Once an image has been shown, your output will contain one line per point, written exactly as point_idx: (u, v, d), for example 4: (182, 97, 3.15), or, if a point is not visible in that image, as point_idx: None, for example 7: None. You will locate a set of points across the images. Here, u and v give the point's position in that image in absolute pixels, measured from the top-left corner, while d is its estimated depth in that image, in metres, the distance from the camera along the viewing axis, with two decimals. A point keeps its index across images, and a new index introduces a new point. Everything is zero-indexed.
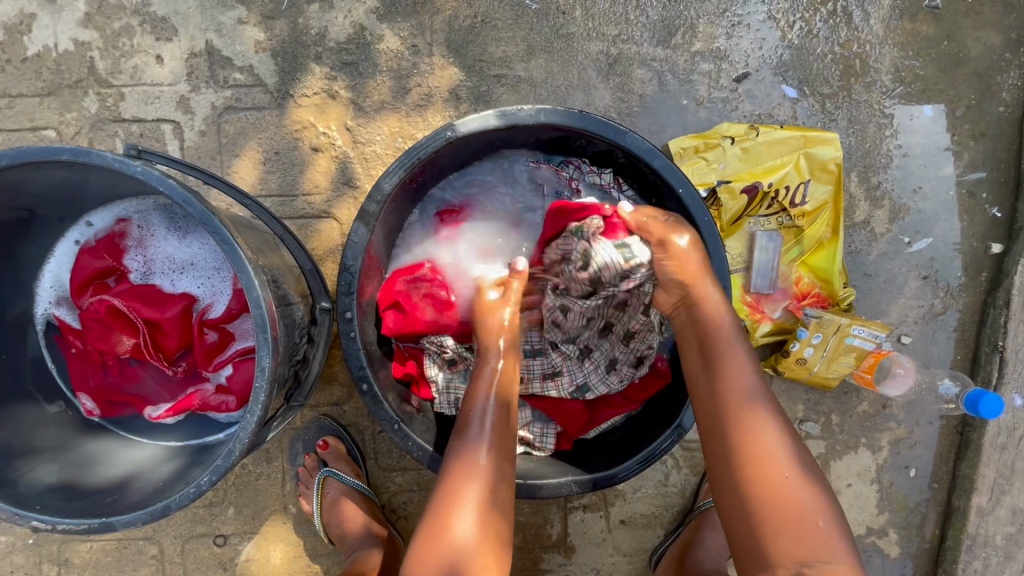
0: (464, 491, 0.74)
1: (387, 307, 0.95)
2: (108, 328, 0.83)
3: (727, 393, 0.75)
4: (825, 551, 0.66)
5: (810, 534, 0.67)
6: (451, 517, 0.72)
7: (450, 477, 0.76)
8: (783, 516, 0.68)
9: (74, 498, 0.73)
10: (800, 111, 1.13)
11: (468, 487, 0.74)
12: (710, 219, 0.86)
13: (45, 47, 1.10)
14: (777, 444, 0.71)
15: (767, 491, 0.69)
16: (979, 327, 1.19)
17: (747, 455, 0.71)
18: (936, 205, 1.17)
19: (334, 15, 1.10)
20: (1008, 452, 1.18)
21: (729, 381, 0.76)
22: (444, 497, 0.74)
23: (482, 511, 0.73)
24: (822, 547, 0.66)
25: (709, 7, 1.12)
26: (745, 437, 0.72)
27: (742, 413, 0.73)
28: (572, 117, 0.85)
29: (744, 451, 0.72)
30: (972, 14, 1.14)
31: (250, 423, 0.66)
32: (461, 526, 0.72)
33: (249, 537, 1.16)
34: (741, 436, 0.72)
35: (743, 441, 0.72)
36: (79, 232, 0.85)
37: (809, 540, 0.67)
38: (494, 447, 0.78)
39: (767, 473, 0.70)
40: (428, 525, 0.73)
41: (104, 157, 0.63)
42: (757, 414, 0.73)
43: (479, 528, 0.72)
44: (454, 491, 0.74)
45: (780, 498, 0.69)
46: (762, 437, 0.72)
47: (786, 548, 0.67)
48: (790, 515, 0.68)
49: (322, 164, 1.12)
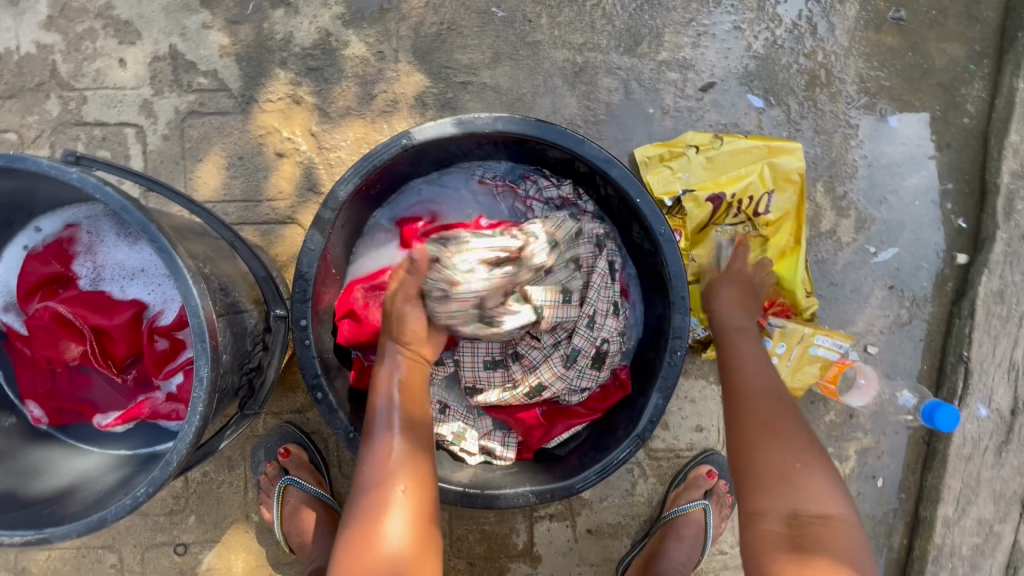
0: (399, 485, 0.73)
1: (342, 316, 0.95)
2: (54, 336, 0.82)
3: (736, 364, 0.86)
4: (814, 498, 0.71)
5: (804, 481, 0.72)
6: (382, 521, 0.70)
7: (372, 487, 0.73)
8: (777, 476, 0.73)
9: (12, 508, 0.71)
10: (766, 121, 1.14)
11: (395, 488, 0.73)
12: (668, 229, 0.87)
13: (7, 49, 1.09)
14: (781, 414, 0.78)
15: (766, 439, 0.76)
16: (945, 337, 1.19)
17: (750, 410, 0.80)
18: (902, 215, 1.18)
19: (299, 20, 1.10)
20: (973, 462, 1.18)
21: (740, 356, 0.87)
22: (375, 493, 0.73)
23: (412, 503, 0.73)
24: (814, 496, 0.71)
25: (675, 16, 1.12)
26: (750, 397, 0.81)
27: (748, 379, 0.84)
28: (530, 125, 0.85)
29: (746, 408, 0.80)
30: (937, 26, 1.15)
31: (188, 434, 0.65)
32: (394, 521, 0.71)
33: (211, 545, 1.15)
34: (746, 396, 0.81)
35: (748, 401, 0.81)
36: (27, 237, 0.84)
37: (804, 487, 0.72)
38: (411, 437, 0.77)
39: (765, 423, 0.78)
40: (358, 538, 0.70)
41: (40, 163, 0.62)
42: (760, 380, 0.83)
43: (412, 532, 0.71)
44: (382, 491, 0.73)
45: (778, 450, 0.75)
46: (765, 398, 0.81)
47: (782, 491, 0.72)
48: (783, 475, 0.73)
49: (286, 170, 1.11)
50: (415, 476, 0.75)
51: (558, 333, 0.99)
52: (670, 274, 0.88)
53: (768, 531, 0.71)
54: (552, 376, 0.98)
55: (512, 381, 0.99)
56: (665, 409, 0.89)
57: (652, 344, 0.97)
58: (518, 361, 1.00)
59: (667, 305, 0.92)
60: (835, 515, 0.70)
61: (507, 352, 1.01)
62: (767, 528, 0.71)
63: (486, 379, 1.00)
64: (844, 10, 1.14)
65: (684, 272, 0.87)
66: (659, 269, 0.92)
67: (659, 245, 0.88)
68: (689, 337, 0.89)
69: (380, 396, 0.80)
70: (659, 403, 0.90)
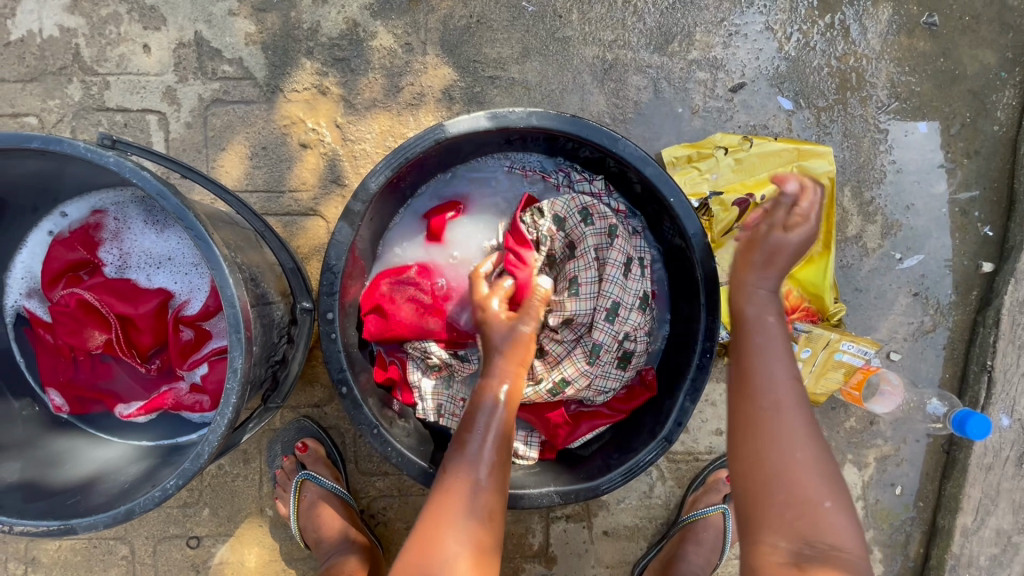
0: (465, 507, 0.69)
1: (368, 311, 0.94)
2: (79, 323, 0.81)
3: (756, 373, 0.68)
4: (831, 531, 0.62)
5: (820, 518, 0.63)
6: (440, 539, 0.67)
7: (440, 497, 0.71)
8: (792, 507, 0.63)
9: (36, 497, 0.70)
10: (795, 124, 1.13)
11: (460, 510, 0.69)
12: (701, 228, 0.85)
13: (29, 32, 1.07)
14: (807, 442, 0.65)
15: (779, 467, 0.64)
16: (968, 346, 1.18)
17: (769, 432, 0.65)
18: (928, 222, 1.17)
19: (327, 10, 1.08)
20: (993, 472, 1.17)
21: (760, 362, 0.69)
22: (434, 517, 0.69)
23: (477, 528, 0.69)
24: (830, 532, 0.62)
25: (707, 16, 1.11)
26: (770, 419, 0.66)
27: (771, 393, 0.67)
28: (565, 121, 0.84)
29: (766, 433, 0.66)
30: (969, 33, 1.14)
31: (220, 426, 0.64)
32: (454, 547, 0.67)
33: (224, 539, 1.13)
34: (765, 418, 0.66)
35: (769, 422, 0.66)
36: (53, 222, 0.83)
37: (818, 523, 0.63)
38: (498, 461, 0.73)
39: (783, 448, 0.65)
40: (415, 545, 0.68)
41: (75, 147, 0.61)
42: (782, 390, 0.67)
43: (472, 551, 0.68)
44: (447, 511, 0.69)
45: (794, 481, 0.64)
46: (788, 421, 0.66)
47: (793, 526, 0.63)
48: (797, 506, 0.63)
49: (310, 161, 1.10)
50: (486, 499, 0.70)
51: (577, 328, 0.97)
52: (700, 275, 0.87)
53: (773, 565, 0.63)
54: (575, 371, 0.95)
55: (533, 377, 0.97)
56: (692, 411, 0.89)
57: (680, 344, 0.97)
58: (542, 358, 0.98)
59: (695, 306, 0.91)
60: (851, 554, 0.62)
61: None
62: (771, 561, 0.63)
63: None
64: (877, 14, 1.13)
65: (716, 274, 0.86)
66: (689, 269, 0.91)
67: (691, 244, 0.87)
68: (717, 339, 0.87)
69: (483, 410, 0.74)
70: (686, 404, 0.89)
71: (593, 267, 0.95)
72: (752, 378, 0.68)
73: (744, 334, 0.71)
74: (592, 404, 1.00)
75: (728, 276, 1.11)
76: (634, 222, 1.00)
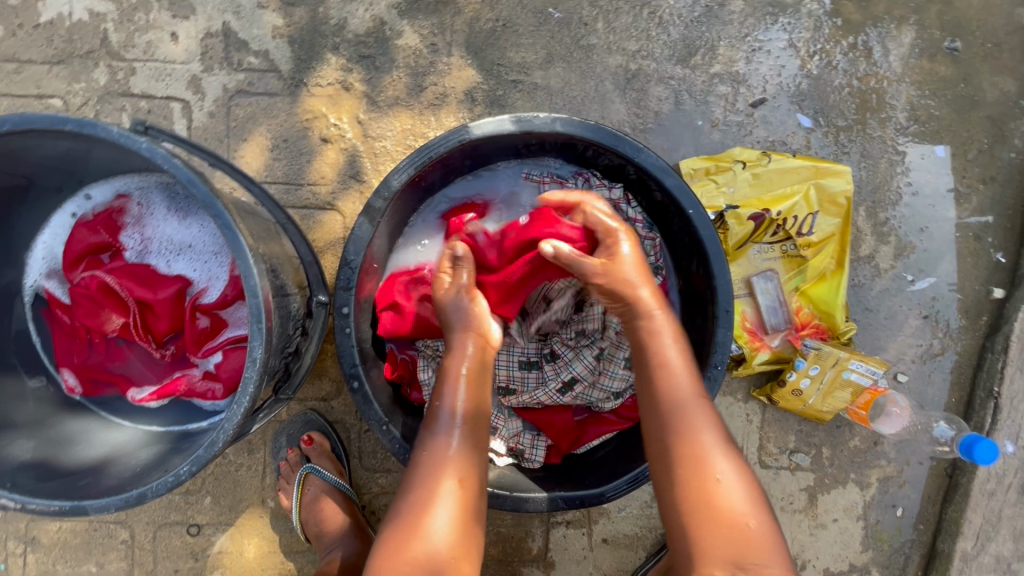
0: (450, 482, 0.73)
1: (385, 308, 0.95)
2: (98, 305, 0.81)
3: (672, 388, 0.75)
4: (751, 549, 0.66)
5: (749, 539, 0.66)
6: (425, 521, 0.70)
7: (417, 483, 0.74)
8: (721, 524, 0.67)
9: (48, 477, 0.70)
10: (813, 142, 1.13)
11: (444, 485, 0.73)
12: (718, 241, 0.85)
13: (59, 15, 1.08)
14: (722, 458, 0.71)
15: (697, 486, 0.69)
16: (975, 371, 1.19)
17: (681, 454, 0.71)
18: (941, 245, 1.17)
19: (355, 7, 1.09)
20: (995, 499, 1.17)
21: (683, 396, 0.74)
22: (420, 501, 0.72)
23: (461, 506, 0.72)
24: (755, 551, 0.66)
25: (731, 30, 1.12)
26: (689, 448, 0.71)
27: (684, 420, 0.73)
28: (589, 128, 0.84)
29: (682, 449, 0.72)
30: (990, 59, 1.15)
31: (237, 414, 0.65)
32: (437, 526, 0.70)
33: (224, 528, 1.13)
34: (688, 448, 0.71)
35: (683, 450, 0.71)
36: (77, 204, 0.84)
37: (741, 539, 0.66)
38: (468, 435, 0.77)
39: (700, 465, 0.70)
40: (397, 534, 0.70)
41: (109, 131, 0.62)
42: (698, 419, 0.73)
43: (458, 527, 0.71)
44: (433, 486, 0.73)
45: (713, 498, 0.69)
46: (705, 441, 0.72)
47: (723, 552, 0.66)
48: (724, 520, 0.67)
49: (330, 156, 1.10)
50: (467, 476, 0.74)
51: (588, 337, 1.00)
52: (716, 287, 0.87)
53: None
54: (584, 369, 0.97)
55: (542, 377, 0.98)
56: None
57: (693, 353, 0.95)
58: (552, 361, 0.98)
59: (708, 317, 0.91)
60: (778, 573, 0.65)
61: (541, 352, 1.00)
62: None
63: (525, 387, 0.99)
64: (900, 36, 1.13)
65: (731, 286, 0.86)
66: (706, 282, 0.90)
67: (707, 255, 0.86)
68: (729, 353, 0.87)
69: (444, 394, 0.79)
70: None
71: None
72: (666, 411, 0.74)
73: (655, 358, 0.77)
74: (602, 412, 1.00)
75: (741, 290, 1.12)
76: (651, 232, 0.99)
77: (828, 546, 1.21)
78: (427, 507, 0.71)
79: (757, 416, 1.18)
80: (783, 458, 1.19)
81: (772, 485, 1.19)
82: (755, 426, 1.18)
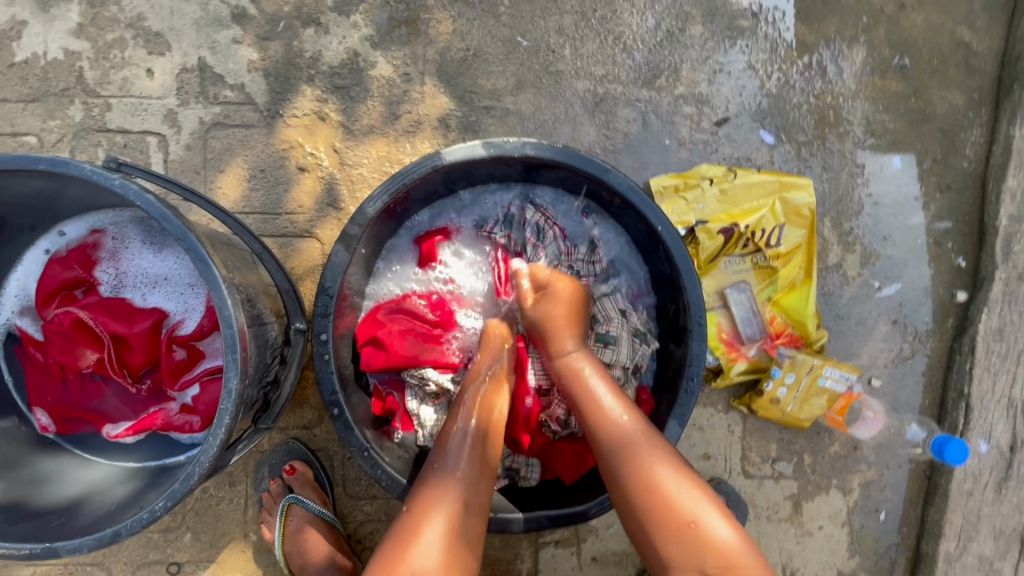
0: (443, 509, 0.74)
1: (365, 343, 0.96)
2: (72, 342, 0.82)
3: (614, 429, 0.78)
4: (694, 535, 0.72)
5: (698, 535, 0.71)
6: (417, 535, 0.72)
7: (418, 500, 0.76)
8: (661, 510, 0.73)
9: (19, 520, 0.69)
10: (777, 157, 1.18)
11: (435, 510, 0.74)
12: (689, 257, 0.88)
13: (34, 54, 1.09)
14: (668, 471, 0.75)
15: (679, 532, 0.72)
16: (946, 372, 1.22)
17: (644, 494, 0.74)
18: (905, 252, 1.21)
19: (329, 40, 1.12)
20: (974, 498, 1.19)
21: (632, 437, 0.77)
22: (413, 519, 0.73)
23: (448, 533, 0.73)
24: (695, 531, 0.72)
25: (692, 53, 1.17)
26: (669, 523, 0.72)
27: (638, 465, 0.75)
28: (557, 151, 0.86)
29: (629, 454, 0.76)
30: (937, 75, 1.21)
31: (212, 446, 0.65)
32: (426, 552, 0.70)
33: (205, 565, 1.11)
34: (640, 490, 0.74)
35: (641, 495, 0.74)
36: (50, 241, 0.84)
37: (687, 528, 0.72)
38: (476, 467, 0.79)
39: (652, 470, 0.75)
40: (390, 547, 0.72)
41: (81, 168, 0.63)
42: (651, 459, 0.75)
43: (444, 543, 0.72)
44: (427, 507, 0.74)
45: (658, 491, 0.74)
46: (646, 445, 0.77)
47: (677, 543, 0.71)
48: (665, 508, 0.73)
49: (308, 184, 1.12)
50: (462, 509, 0.75)
51: None
52: (688, 301, 0.89)
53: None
54: None
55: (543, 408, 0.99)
56: (680, 436, 0.89)
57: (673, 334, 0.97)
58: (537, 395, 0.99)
59: (681, 333, 0.93)
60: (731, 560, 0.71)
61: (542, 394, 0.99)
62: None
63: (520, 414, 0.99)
64: (852, 55, 1.19)
65: (702, 299, 0.88)
66: (678, 295, 0.92)
67: (678, 270, 0.89)
68: (704, 365, 0.88)
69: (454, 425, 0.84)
70: (677, 430, 0.89)
71: (592, 268, 1.02)
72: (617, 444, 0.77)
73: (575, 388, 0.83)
74: None
75: (715, 302, 1.15)
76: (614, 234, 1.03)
77: (816, 553, 1.22)
78: (421, 535, 0.72)
79: (738, 425, 1.20)
80: (766, 467, 1.20)
81: (757, 494, 1.20)
82: (737, 436, 1.20)
